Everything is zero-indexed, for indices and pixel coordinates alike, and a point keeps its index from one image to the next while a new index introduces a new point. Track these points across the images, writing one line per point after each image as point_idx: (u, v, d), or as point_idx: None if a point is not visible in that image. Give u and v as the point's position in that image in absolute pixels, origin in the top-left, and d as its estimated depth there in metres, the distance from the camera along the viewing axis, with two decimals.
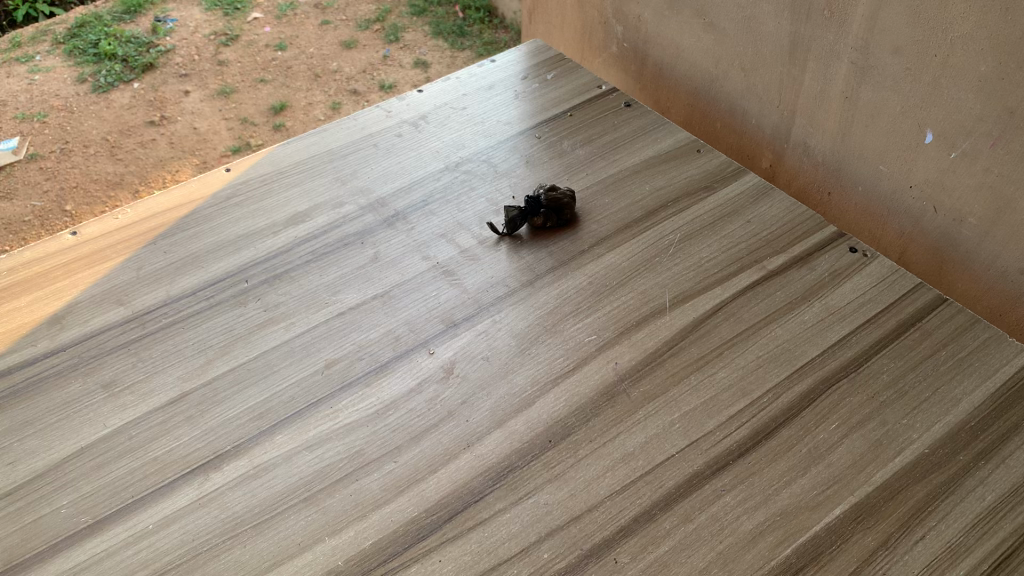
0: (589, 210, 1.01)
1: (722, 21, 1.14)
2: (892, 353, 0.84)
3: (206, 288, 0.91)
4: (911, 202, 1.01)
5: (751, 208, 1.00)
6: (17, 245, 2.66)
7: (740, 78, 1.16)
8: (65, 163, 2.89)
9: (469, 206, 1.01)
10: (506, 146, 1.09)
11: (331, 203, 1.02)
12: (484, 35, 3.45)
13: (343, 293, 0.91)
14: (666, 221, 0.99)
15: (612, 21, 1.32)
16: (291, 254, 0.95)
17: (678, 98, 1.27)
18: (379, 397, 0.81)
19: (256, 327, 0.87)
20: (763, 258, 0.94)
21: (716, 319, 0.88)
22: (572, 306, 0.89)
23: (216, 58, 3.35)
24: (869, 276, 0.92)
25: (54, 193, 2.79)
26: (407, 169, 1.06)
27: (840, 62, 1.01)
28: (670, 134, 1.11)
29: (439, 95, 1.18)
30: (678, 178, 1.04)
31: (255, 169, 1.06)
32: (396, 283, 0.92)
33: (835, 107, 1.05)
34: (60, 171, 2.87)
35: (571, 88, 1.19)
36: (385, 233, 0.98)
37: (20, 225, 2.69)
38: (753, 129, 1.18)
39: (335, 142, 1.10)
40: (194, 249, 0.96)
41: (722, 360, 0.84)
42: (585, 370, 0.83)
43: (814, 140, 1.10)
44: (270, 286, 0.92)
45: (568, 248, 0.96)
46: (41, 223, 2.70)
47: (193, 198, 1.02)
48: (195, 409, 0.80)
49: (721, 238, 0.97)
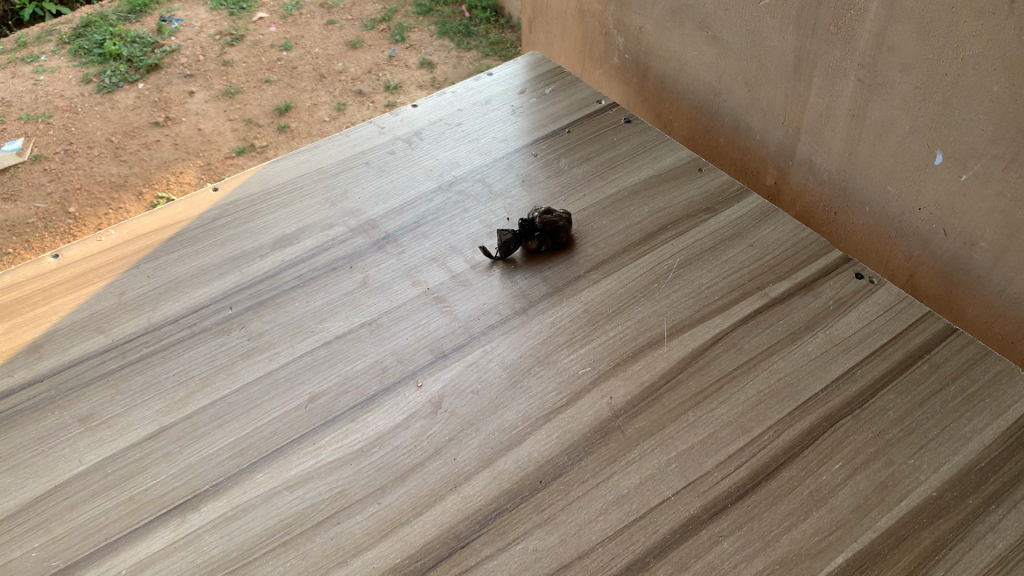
0: (586, 232, 0.97)
1: (725, 34, 1.10)
2: (899, 388, 0.81)
3: (189, 315, 0.89)
4: (920, 224, 0.98)
5: (754, 231, 0.97)
6: (21, 248, 2.65)
7: (744, 93, 1.12)
8: (69, 165, 2.87)
9: (461, 228, 0.98)
10: (502, 165, 1.06)
11: (319, 224, 0.99)
12: (490, 35, 3.41)
13: (330, 321, 0.88)
14: (665, 245, 0.96)
15: (613, 32, 1.29)
16: (278, 279, 0.92)
17: (679, 112, 1.24)
18: (363, 433, 0.78)
19: (239, 357, 0.85)
20: (765, 285, 0.91)
21: (716, 350, 0.84)
22: (567, 335, 0.86)
23: (221, 58, 3.32)
24: (875, 304, 0.89)
25: (58, 195, 2.77)
26: (399, 189, 1.03)
27: (846, 79, 0.98)
28: (671, 152, 1.07)
29: (433, 110, 1.15)
30: (678, 198, 1.01)
31: (243, 189, 1.03)
32: (384, 310, 0.89)
33: (841, 125, 1.02)
34: (63, 172, 2.85)
35: (570, 103, 1.16)
36: (375, 257, 0.95)
37: (24, 227, 2.68)
38: (757, 145, 1.15)
39: (326, 160, 1.07)
40: (179, 273, 0.93)
41: (721, 394, 0.81)
42: (578, 405, 0.80)
43: (819, 158, 1.07)
44: (255, 313, 0.89)
45: (563, 273, 0.93)
46: (45, 226, 2.69)
47: (179, 219, 1.00)
48: (173, 445, 0.78)
49: (723, 263, 0.93)
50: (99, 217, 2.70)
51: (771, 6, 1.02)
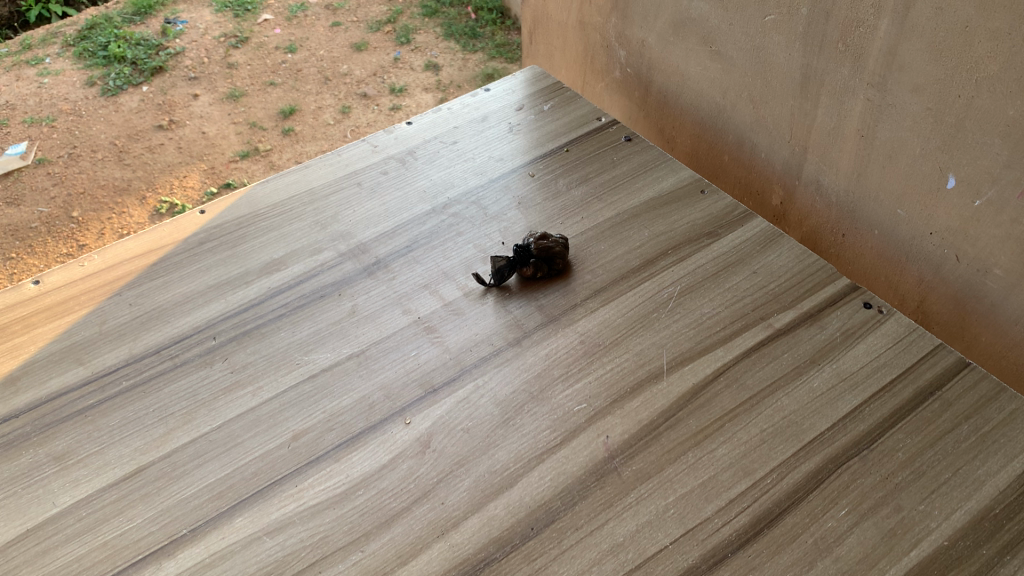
0: (583, 258, 0.94)
1: (729, 49, 1.06)
2: (908, 427, 0.77)
3: (170, 346, 0.86)
4: (932, 248, 0.94)
5: (758, 257, 0.93)
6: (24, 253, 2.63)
7: (749, 110, 1.08)
8: (72, 169, 2.85)
9: (454, 253, 0.94)
10: (498, 185, 1.03)
11: (308, 249, 0.96)
12: (496, 37, 3.37)
13: (316, 352, 0.85)
14: (666, 272, 0.92)
15: (615, 45, 1.25)
16: (264, 307, 0.89)
17: (683, 128, 1.20)
18: (348, 474, 0.74)
19: (222, 392, 0.82)
20: (770, 315, 0.87)
21: (717, 385, 0.81)
22: (562, 368, 0.83)
23: (226, 61, 3.30)
24: (884, 336, 0.85)
25: (61, 200, 2.75)
26: (391, 211, 1.00)
27: (855, 98, 0.94)
28: (673, 172, 1.04)
29: (428, 128, 1.12)
30: (680, 222, 0.98)
31: (231, 211, 1.00)
32: (373, 341, 0.85)
33: (850, 145, 0.98)
34: (66, 177, 2.82)
35: (569, 120, 1.13)
36: (364, 284, 0.92)
37: (27, 232, 2.66)
38: (762, 163, 1.11)
39: (317, 181, 1.04)
40: (162, 301, 0.90)
41: (722, 434, 0.77)
42: (572, 445, 0.76)
43: (827, 179, 1.03)
44: (238, 344, 0.86)
45: (560, 301, 0.90)
46: (48, 230, 2.66)
47: (164, 243, 0.97)
48: (151, 486, 0.75)
49: (725, 291, 0.90)
50: (102, 221, 2.67)
51: (777, 22, 0.98)
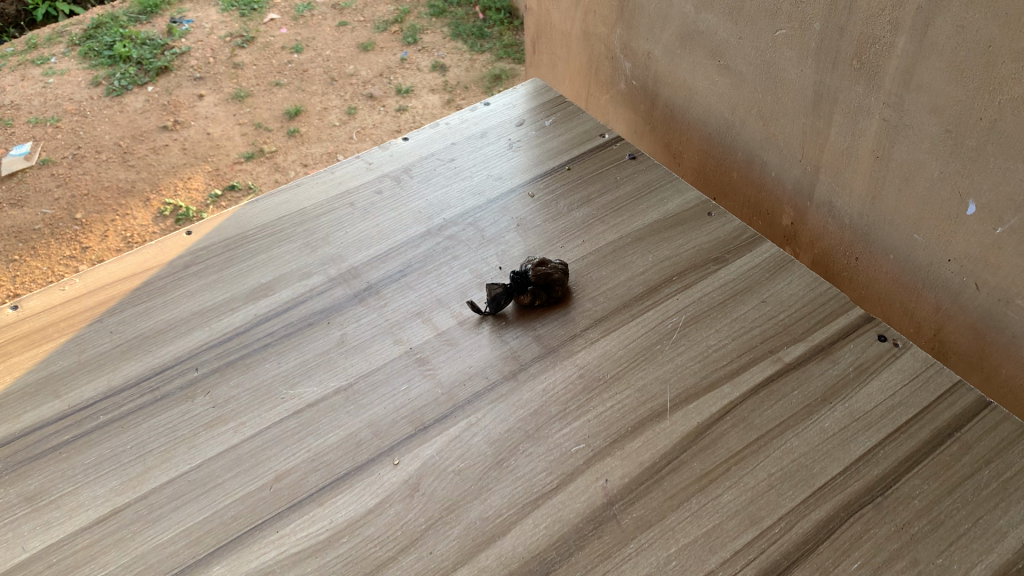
0: (584, 284, 0.90)
1: (738, 64, 1.02)
2: (925, 472, 0.73)
3: (151, 378, 0.82)
4: (950, 276, 0.89)
5: (767, 285, 0.89)
6: (26, 254, 2.60)
7: (759, 127, 1.04)
8: (76, 170, 2.81)
9: (449, 278, 0.90)
10: (496, 206, 0.99)
11: (297, 273, 0.92)
12: (504, 38, 3.32)
13: (302, 386, 0.81)
14: (670, 300, 0.88)
15: (620, 57, 1.21)
16: (248, 337, 0.86)
17: (690, 143, 1.16)
18: (331, 520, 0.71)
19: (203, 428, 0.78)
20: (779, 348, 0.83)
21: (723, 425, 0.77)
22: (560, 405, 0.79)
23: (231, 61, 3.26)
24: (900, 371, 0.81)
25: (65, 201, 2.72)
26: (384, 233, 0.96)
27: (870, 118, 0.90)
28: (679, 193, 1.00)
29: (425, 144, 1.08)
30: (685, 246, 0.93)
31: (218, 232, 0.97)
32: (362, 374, 0.82)
33: (864, 166, 0.93)
34: (71, 178, 2.79)
35: (571, 136, 1.09)
36: (355, 311, 0.88)
37: (31, 233, 2.63)
38: (772, 182, 1.07)
39: (308, 200, 1.00)
40: (144, 329, 0.87)
41: (728, 478, 0.73)
42: (569, 489, 0.72)
43: (839, 201, 0.99)
44: (221, 376, 0.82)
45: (559, 331, 0.85)
46: (52, 232, 2.63)
47: (148, 266, 0.93)
48: (125, 530, 0.71)
49: (732, 322, 0.86)
50: (106, 223, 2.64)
51: (788, 36, 0.94)
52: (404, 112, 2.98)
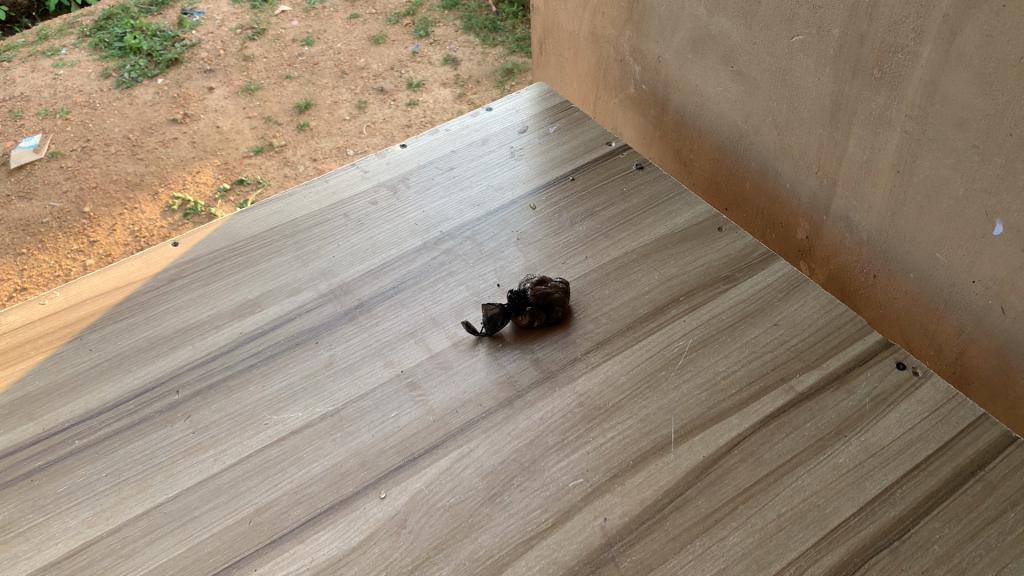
0: (587, 303, 0.85)
1: (752, 70, 0.97)
2: (945, 515, 0.68)
3: (129, 400, 0.79)
4: (974, 298, 0.84)
5: (779, 307, 0.84)
6: (33, 247, 2.57)
7: (774, 136, 0.99)
8: (86, 162, 2.78)
9: (444, 296, 0.86)
10: (496, 219, 0.94)
11: (286, 289, 0.88)
12: (517, 31, 3.27)
13: (287, 411, 0.77)
14: (676, 322, 0.83)
15: (629, 60, 1.16)
16: (233, 356, 0.82)
17: (701, 151, 1.11)
18: (312, 558, 0.67)
19: (181, 455, 0.74)
20: (791, 376, 0.79)
21: (730, 460, 0.72)
22: (557, 435, 0.74)
23: (242, 53, 3.22)
24: (919, 403, 0.76)
25: (74, 193, 2.69)
26: (378, 247, 0.92)
27: (891, 130, 0.84)
28: (687, 206, 0.95)
29: (424, 152, 1.04)
30: (694, 264, 0.89)
31: (206, 243, 0.93)
32: (349, 399, 0.77)
33: (884, 181, 0.88)
34: (81, 170, 2.76)
35: (576, 144, 1.04)
36: (344, 330, 0.83)
37: (39, 227, 2.60)
38: (786, 194, 1.01)
39: (300, 211, 0.96)
40: (125, 347, 0.83)
41: (734, 518, 0.68)
42: (565, 528, 0.68)
43: (857, 216, 0.93)
44: (202, 400, 0.78)
45: (559, 353, 0.81)
46: (60, 225, 2.60)
47: (132, 279, 0.90)
48: (96, 566, 0.67)
49: (742, 346, 0.81)
50: (114, 217, 2.60)
51: (805, 43, 0.89)
52: (414, 107, 2.93)
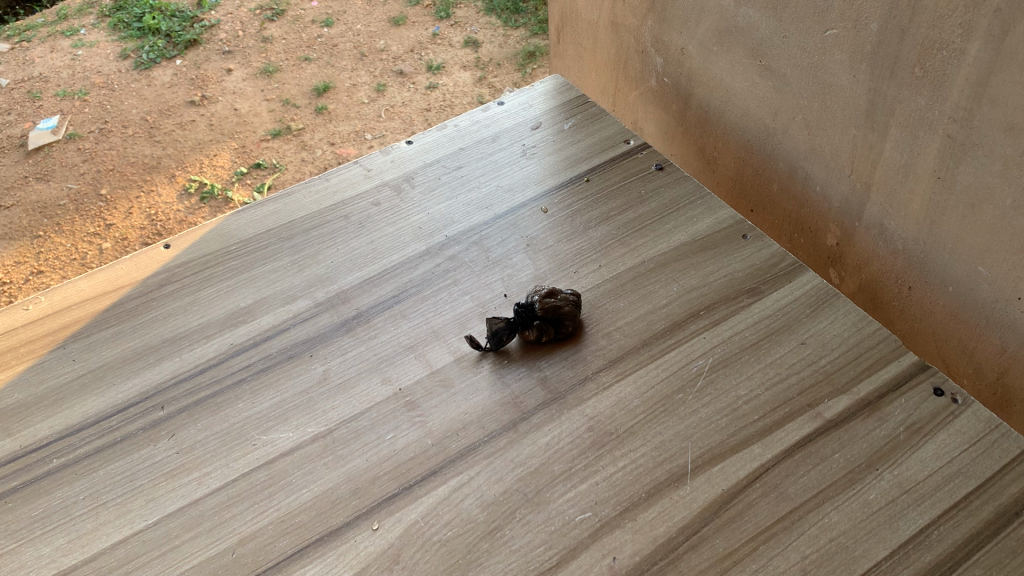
0: (600, 316, 0.80)
1: (782, 66, 0.90)
2: (987, 561, 0.62)
3: (111, 416, 0.74)
4: (1019, 316, 0.77)
5: (807, 324, 0.78)
6: (50, 230, 2.53)
7: (804, 136, 0.92)
8: (103, 144, 2.73)
9: (447, 307, 0.81)
10: (505, 222, 0.89)
11: (280, 296, 0.83)
12: (541, 13, 3.18)
13: (276, 431, 0.72)
14: (695, 338, 0.77)
15: (650, 51, 1.09)
16: (221, 370, 0.77)
17: (726, 149, 1.04)
18: None
19: (163, 477, 0.70)
20: (819, 401, 0.73)
21: (750, 494, 0.67)
22: (565, 463, 0.69)
23: (260, 35, 3.17)
24: (959, 434, 0.70)
25: (91, 175, 2.65)
26: (379, 252, 0.86)
27: (932, 134, 0.77)
28: (710, 211, 0.89)
29: (431, 149, 0.98)
30: (715, 275, 0.83)
31: (198, 246, 0.88)
32: (342, 419, 0.72)
33: (922, 188, 0.81)
34: (98, 152, 2.71)
35: (592, 142, 0.98)
36: (341, 343, 0.79)
37: (56, 209, 2.57)
38: (816, 198, 0.94)
39: (299, 211, 0.91)
40: (110, 357, 0.79)
41: (754, 560, 0.63)
42: (571, 568, 0.63)
43: (892, 223, 0.86)
44: (187, 417, 0.74)
45: (568, 372, 0.76)
46: (77, 208, 2.56)
47: (119, 283, 0.85)
48: None
49: (765, 367, 0.75)
50: (130, 200, 2.56)
51: (839, 37, 0.82)
52: (434, 89, 2.86)
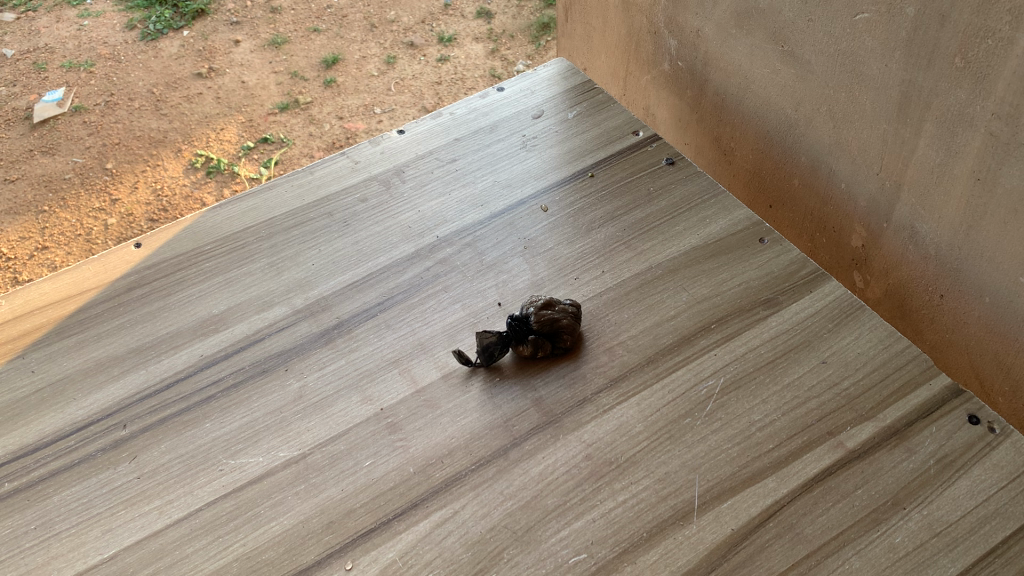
0: (601, 329, 0.73)
1: (806, 52, 0.82)
2: None
3: (69, 436, 0.69)
4: None
5: (829, 340, 0.71)
6: (55, 205, 2.44)
7: (829, 128, 0.84)
8: (111, 117, 2.63)
9: (436, 316, 0.75)
10: (501, 222, 0.82)
11: (255, 303, 0.77)
12: None
13: (245, 455, 0.66)
14: (706, 356, 0.71)
15: (663, 31, 1.00)
16: (189, 385, 0.71)
17: (743, 140, 0.95)
18: None
19: (122, 505, 0.64)
20: (841, 429, 0.66)
21: (762, 535, 0.60)
22: (559, 497, 0.63)
23: (269, 4, 3.04)
24: (996, 469, 0.63)
25: (96, 149, 2.54)
26: (365, 254, 0.80)
27: (972, 131, 0.69)
28: (724, 210, 0.82)
29: (423, 139, 0.91)
30: (729, 283, 0.76)
31: (171, 245, 0.82)
32: (317, 443, 0.67)
33: (959, 189, 0.73)
34: (105, 125, 2.61)
35: (597, 133, 0.91)
36: (319, 355, 0.72)
37: (60, 183, 2.48)
38: (840, 195, 0.86)
39: (279, 207, 0.85)
40: (71, 369, 0.73)
41: None
42: None
43: (924, 227, 0.78)
44: (150, 438, 0.68)
45: (566, 392, 0.69)
46: (81, 183, 2.47)
47: (85, 286, 0.79)
48: None
49: (782, 389, 0.68)
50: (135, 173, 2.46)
51: (871, 22, 0.74)
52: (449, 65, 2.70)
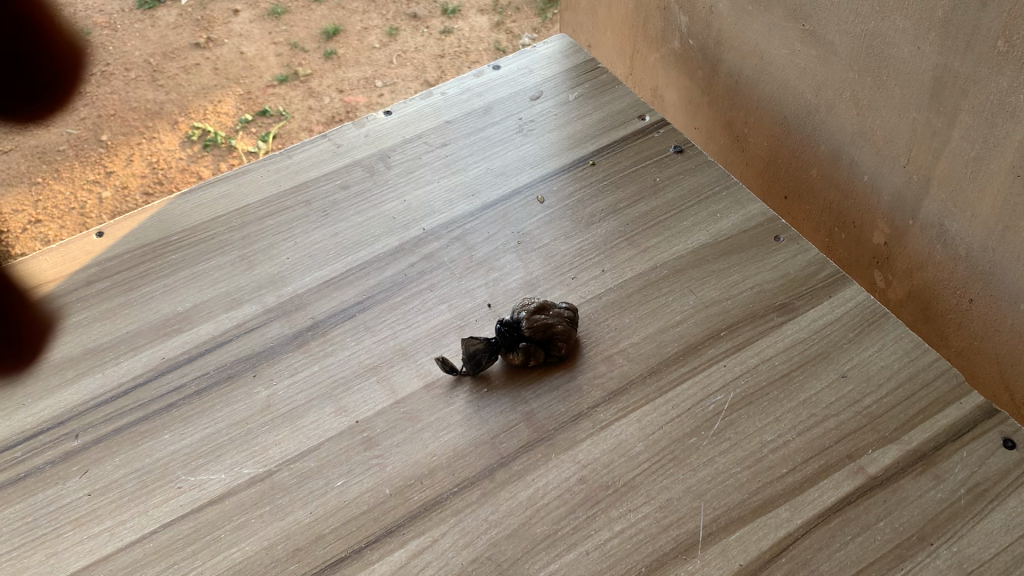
0: (601, 335, 0.67)
1: (829, 31, 0.74)
2: None
3: (16, 446, 0.63)
4: None
5: (849, 351, 0.65)
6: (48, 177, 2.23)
7: (852, 115, 0.76)
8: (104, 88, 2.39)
9: (419, 318, 0.68)
10: (493, 214, 0.76)
11: (223, 301, 0.70)
12: None
13: (206, 472, 0.60)
14: (713, 367, 0.64)
15: (674, 7, 0.92)
16: (148, 391, 0.65)
17: (757, 126, 0.88)
18: None
19: (69, 526, 0.58)
20: (861, 452, 0.60)
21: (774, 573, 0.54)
22: (549, 525, 0.57)
23: None
24: None
25: (89, 119, 2.32)
26: (344, 248, 0.74)
27: (1014, 121, 0.62)
28: (736, 204, 0.75)
29: (412, 121, 0.85)
30: (740, 285, 0.69)
31: (136, 236, 0.76)
32: (285, 459, 0.61)
33: (997, 185, 0.66)
34: (99, 96, 2.38)
35: (600, 117, 0.84)
36: (290, 360, 0.66)
37: (54, 155, 2.25)
38: (861, 188, 0.79)
39: (255, 194, 0.78)
40: (21, 372, 0.67)
41: None
42: None
43: (954, 225, 0.71)
44: (103, 450, 0.62)
45: (560, 405, 0.63)
46: (75, 154, 2.25)
47: (40, 279, 0.73)
48: None
49: (797, 406, 0.62)
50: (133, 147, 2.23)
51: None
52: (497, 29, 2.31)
